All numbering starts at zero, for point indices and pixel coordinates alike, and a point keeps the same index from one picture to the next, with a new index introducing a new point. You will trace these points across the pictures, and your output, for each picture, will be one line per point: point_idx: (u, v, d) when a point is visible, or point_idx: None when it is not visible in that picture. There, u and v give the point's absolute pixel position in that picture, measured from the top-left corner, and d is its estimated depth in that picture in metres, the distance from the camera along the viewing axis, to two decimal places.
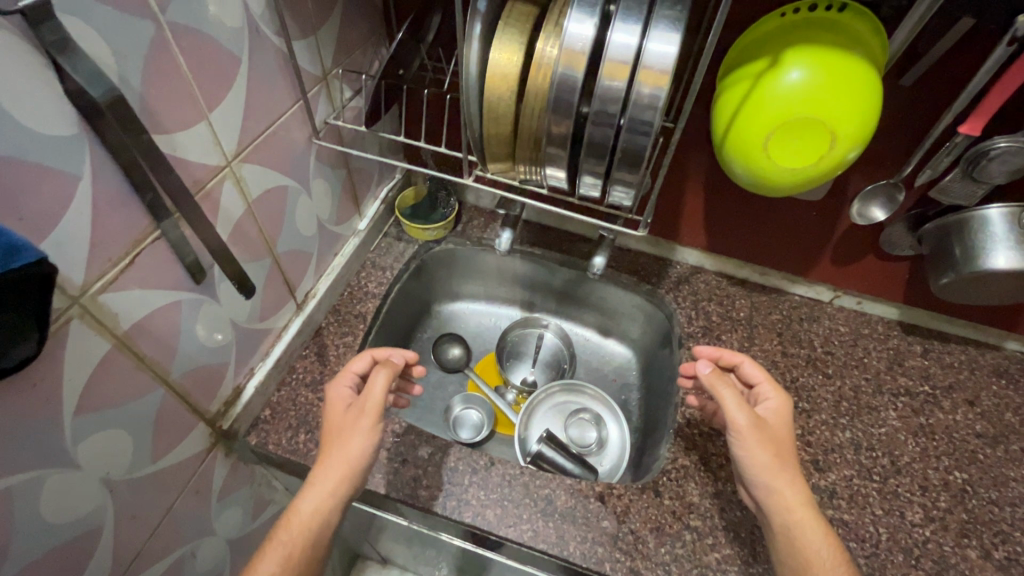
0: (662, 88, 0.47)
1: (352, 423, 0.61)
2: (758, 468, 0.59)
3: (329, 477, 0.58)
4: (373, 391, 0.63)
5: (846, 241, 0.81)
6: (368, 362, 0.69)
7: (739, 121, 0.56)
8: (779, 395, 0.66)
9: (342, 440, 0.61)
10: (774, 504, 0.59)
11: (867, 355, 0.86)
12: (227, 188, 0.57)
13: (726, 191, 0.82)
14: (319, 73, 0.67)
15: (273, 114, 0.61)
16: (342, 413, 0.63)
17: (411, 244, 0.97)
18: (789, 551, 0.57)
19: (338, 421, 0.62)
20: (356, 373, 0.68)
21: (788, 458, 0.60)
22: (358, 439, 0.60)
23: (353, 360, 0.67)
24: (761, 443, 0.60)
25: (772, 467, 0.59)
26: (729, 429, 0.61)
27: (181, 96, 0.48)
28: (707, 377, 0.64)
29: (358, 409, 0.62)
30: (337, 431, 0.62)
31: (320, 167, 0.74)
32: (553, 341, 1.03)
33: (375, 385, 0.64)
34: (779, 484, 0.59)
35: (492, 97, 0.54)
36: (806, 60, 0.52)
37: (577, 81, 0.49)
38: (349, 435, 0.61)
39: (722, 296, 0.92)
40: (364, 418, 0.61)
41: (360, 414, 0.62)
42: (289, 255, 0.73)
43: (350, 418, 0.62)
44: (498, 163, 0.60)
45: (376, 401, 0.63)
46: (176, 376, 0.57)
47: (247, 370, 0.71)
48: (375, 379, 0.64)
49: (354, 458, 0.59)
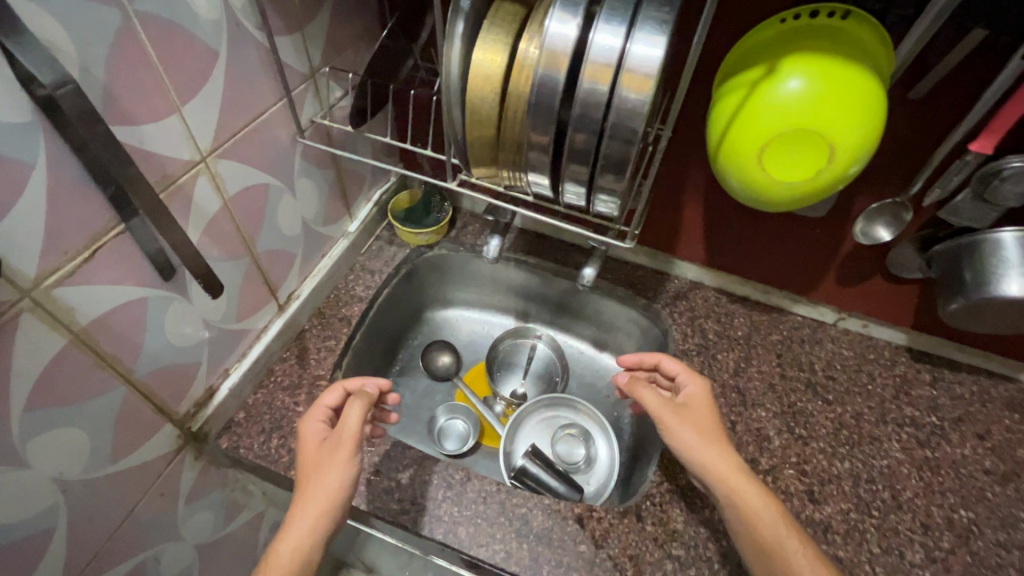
0: (646, 94, 0.44)
1: (329, 456, 0.59)
2: (687, 448, 0.62)
3: (307, 515, 0.56)
4: (347, 424, 0.61)
5: (850, 262, 0.78)
6: (340, 396, 0.67)
7: (733, 131, 0.53)
8: (696, 378, 0.68)
9: (318, 476, 0.58)
10: (711, 481, 0.60)
11: (871, 382, 0.81)
12: (202, 184, 0.56)
13: (726, 205, 0.79)
14: (306, 71, 0.65)
15: (254, 110, 0.59)
16: (316, 450, 0.61)
17: (403, 248, 0.95)
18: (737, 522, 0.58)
19: (312, 457, 0.60)
20: (329, 406, 0.66)
21: (711, 433, 0.63)
22: (334, 470, 0.58)
23: (324, 395, 0.66)
24: (684, 424, 0.64)
25: (698, 441, 0.62)
26: (657, 423, 0.65)
27: (150, 88, 0.47)
28: (627, 382, 0.69)
29: (334, 443, 0.61)
30: (311, 469, 0.59)
31: (306, 166, 0.72)
32: (545, 353, 1.01)
33: (349, 416, 0.61)
34: (711, 458, 0.61)
35: (474, 99, 0.52)
36: (802, 69, 0.49)
37: (558, 83, 0.46)
38: (324, 471, 0.58)
39: (721, 313, 0.89)
40: (340, 450, 0.59)
41: (335, 447, 0.60)
42: (270, 254, 0.71)
43: (326, 452, 0.60)
44: (483, 168, 0.59)
45: (352, 432, 0.61)
46: (140, 375, 0.56)
47: (221, 371, 0.69)
48: (349, 411, 0.62)
49: (331, 493, 0.57)
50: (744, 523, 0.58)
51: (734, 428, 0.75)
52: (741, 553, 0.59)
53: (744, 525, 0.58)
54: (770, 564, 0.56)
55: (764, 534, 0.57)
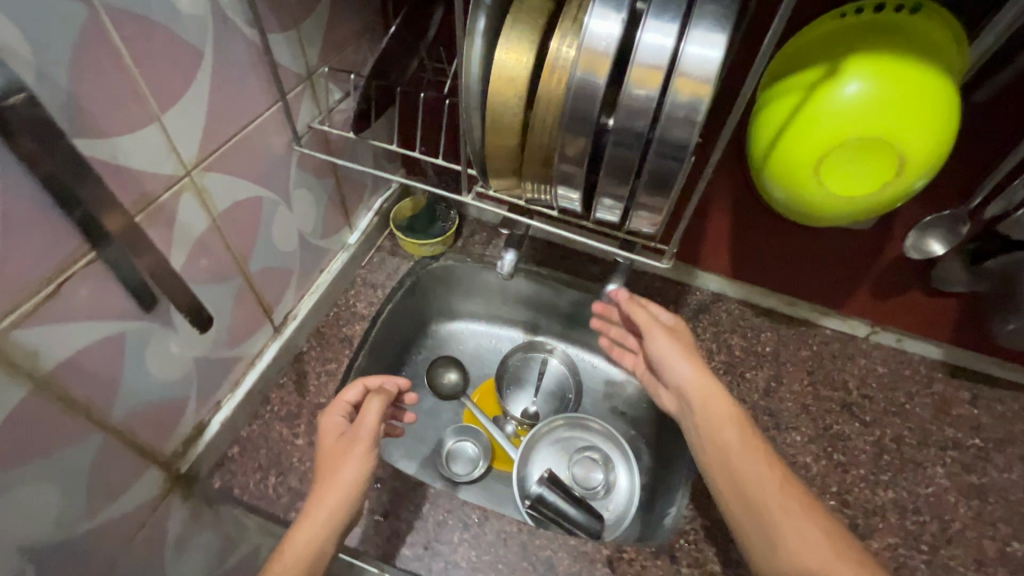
0: (703, 100, 0.38)
1: (344, 455, 0.55)
2: (667, 360, 0.65)
3: (321, 511, 0.52)
4: (366, 419, 0.57)
5: (888, 275, 0.72)
6: (360, 392, 0.61)
7: (787, 140, 0.48)
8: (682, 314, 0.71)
9: (333, 470, 0.54)
10: (686, 392, 0.63)
11: (909, 401, 0.76)
12: (187, 202, 0.49)
13: (757, 215, 0.73)
14: (302, 72, 0.59)
15: (244, 116, 0.53)
16: (333, 445, 0.56)
17: (406, 260, 0.89)
18: (711, 432, 0.61)
19: (328, 455, 0.56)
20: (348, 402, 0.60)
21: (692, 350, 0.66)
22: (351, 467, 0.54)
23: (345, 390, 0.60)
24: (670, 339, 0.65)
25: (677, 353, 0.65)
26: (645, 335, 0.66)
27: (124, 94, 0.41)
28: (622, 295, 0.69)
29: (351, 438, 0.56)
30: (326, 467, 0.55)
31: (303, 176, 0.66)
32: (558, 368, 0.95)
33: (368, 412, 0.57)
34: (694, 373, 0.63)
35: (495, 103, 0.46)
36: (868, 70, 0.44)
37: (598, 88, 0.41)
38: (339, 469, 0.54)
39: (746, 328, 0.83)
40: (357, 447, 0.55)
41: (351, 443, 0.56)
42: (264, 274, 0.65)
43: (342, 449, 0.55)
44: (502, 179, 0.53)
45: (370, 428, 0.56)
46: (118, 419, 0.49)
47: (212, 405, 0.62)
48: (368, 406, 0.58)
49: (346, 490, 0.53)
50: (717, 432, 0.60)
51: None
52: (706, 464, 0.61)
53: (710, 433, 0.61)
54: (733, 467, 0.58)
55: (729, 442, 0.59)
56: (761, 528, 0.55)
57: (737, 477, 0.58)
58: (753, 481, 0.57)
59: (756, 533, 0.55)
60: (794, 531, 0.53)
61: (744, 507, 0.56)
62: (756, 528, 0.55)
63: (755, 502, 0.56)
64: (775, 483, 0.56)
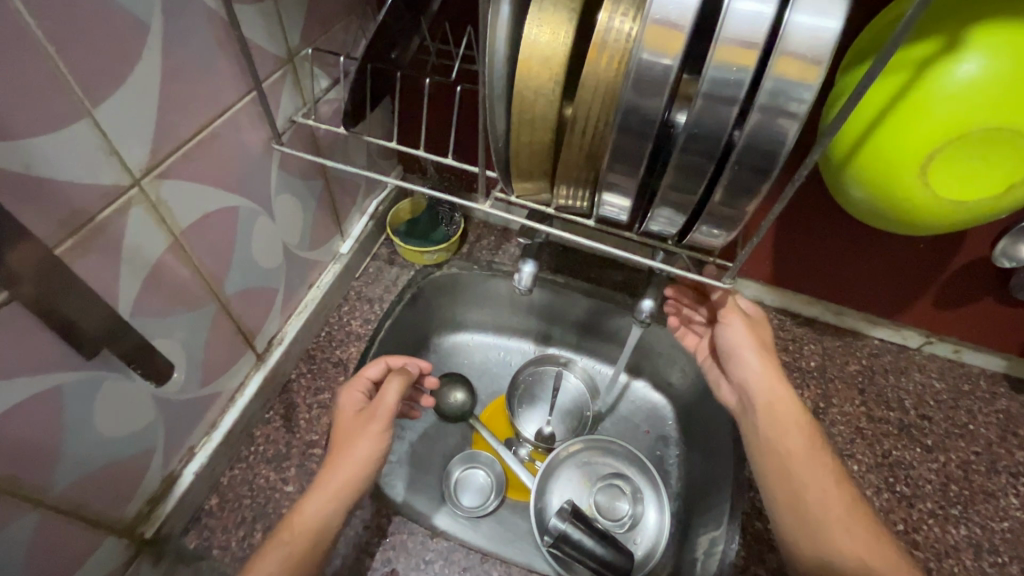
0: (810, 87, 0.31)
1: (359, 428, 0.50)
2: (735, 351, 0.56)
3: (331, 483, 0.47)
4: (383, 399, 0.51)
5: (956, 281, 0.65)
6: (382, 369, 0.57)
7: (894, 137, 0.39)
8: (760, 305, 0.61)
9: (344, 449, 0.48)
10: (749, 389, 0.55)
11: (973, 421, 0.68)
12: (137, 218, 0.39)
13: (811, 216, 0.65)
14: (281, 53, 0.49)
15: (211, 109, 0.43)
16: (348, 423, 0.51)
17: (406, 268, 0.79)
18: (772, 434, 0.53)
19: (342, 429, 0.51)
20: (368, 379, 0.56)
21: (767, 347, 0.56)
22: (361, 448, 0.48)
23: (367, 366, 0.56)
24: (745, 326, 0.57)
25: (749, 346, 0.56)
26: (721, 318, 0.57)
27: (34, 80, 0.31)
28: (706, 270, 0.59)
29: (366, 417, 0.50)
30: (337, 444, 0.49)
31: (285, 179, 0.56)
32: (577, 388, 0.83)
33: (387, 392, 0.52)
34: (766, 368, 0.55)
35: (526, 90, 0.37)
36: (999, 45, 0.35)
37: (667, 71, 0.32)
38: (353, 442, 0.48)
39: (788, 340, 0.75)
40: (374, 424, 0.49)
41: (366, 423, 0.50)
42: (242, 296, 0.55)
43: (357, 424, 0.50)
44: (530, 182, 0.43)
45: (387, 409, 0.51)
46: (60, 488, 0.40)
47: (184, 452, 0.53)
48: (387, 386, 0.52)
49: (358, 466, 0.48)
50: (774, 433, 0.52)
51: None
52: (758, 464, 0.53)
53: (771, 442, 0.52)
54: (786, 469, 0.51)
55: (792, 454, 0.51)
56: (809, 536, 0.48)
57: (791, 482, 0.50)
58: (816, 501, 0.49)
59: (802, 538, 0.49)
60: (848, 559, 0.46)
61: (799, 527, 0.49)
62: (806, 540, 0.48)
63: (807, 512, 0.49)
64: (836, 499, 0.49)
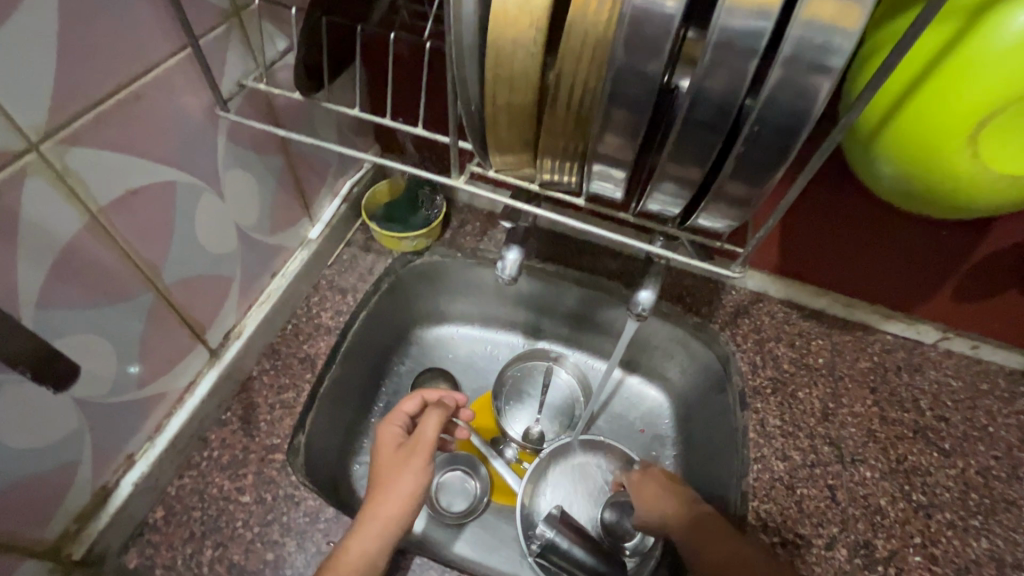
0: (848, 35, 0.25)
1: (400, 464, 0.51)
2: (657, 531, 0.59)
3: (376, 519, 0.48)
4: (425, 433, 0.53)
5: (980, 272, 0.60)
6: (419, 404, 0.57)
7: (932, 108, 0.33)
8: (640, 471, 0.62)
9: (387, 483, 0.50)
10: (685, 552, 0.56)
11: (992, 422, 0.63)
12: (36, 190, 0.33)
13: (824, 199, 0.59)
14: (224, 4, 0.42)
15: (133, 67, 0.36)
16: (390, 457, 0.52)
17: (383, 256, 0.72)
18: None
19: (383, 464, 0.52)
20: (407, 414, 0.56)
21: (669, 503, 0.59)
22: (407, 479, 0.50)
23: (404, 400, 0.57)
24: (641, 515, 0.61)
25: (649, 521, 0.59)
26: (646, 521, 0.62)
27: None
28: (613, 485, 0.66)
29: (408, 451, 0.52)
30: (380, 477, 0.51)
31: (235, 152, 0.49)
32: (567, 383, 0.77)
33: (427, 425, 0.54)
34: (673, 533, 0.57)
35: (500, 40, 0.30)
36: None
37: (670, 14, 0.26)
38: (395, 477, 0.50)
39: (794, 335, 0.69)
40: (415, 458, 0.51)
41: (409, 457, 0.52)
42: (188, 285, 0.49)
43: (399, 459, 0.52)
44: (509, 156, 0.37)
45: (428, 443, 0.52)
46: None
47: (121, 462, 0.48)
48: (426, 420, 0.54)
49: (402, 503, 0.49)
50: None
51: (834, 498, 0.57)
52: None
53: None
54: None
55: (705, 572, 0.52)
56: None
57: None
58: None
59: None
60: None
61: None
62: None
63: None
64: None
